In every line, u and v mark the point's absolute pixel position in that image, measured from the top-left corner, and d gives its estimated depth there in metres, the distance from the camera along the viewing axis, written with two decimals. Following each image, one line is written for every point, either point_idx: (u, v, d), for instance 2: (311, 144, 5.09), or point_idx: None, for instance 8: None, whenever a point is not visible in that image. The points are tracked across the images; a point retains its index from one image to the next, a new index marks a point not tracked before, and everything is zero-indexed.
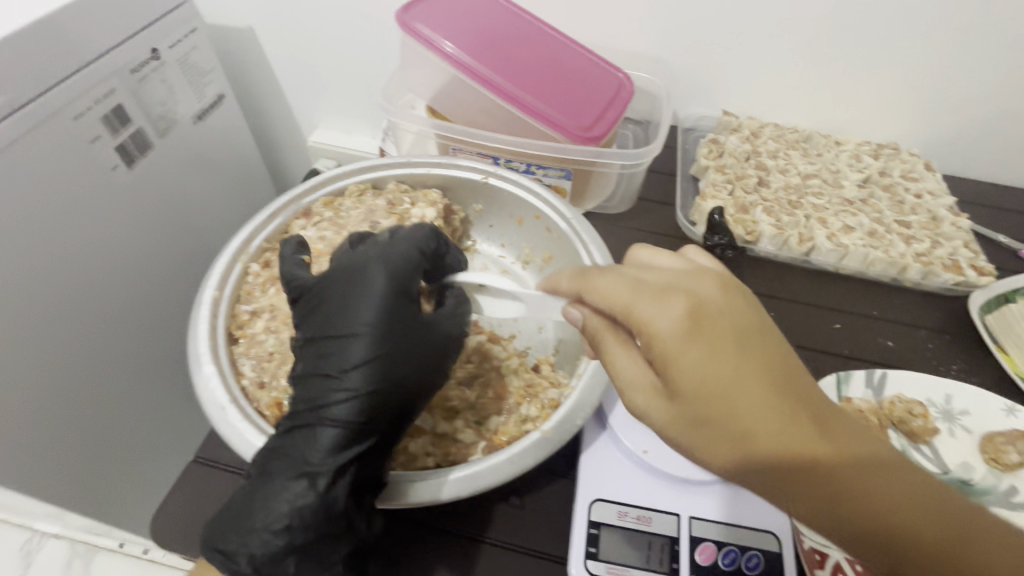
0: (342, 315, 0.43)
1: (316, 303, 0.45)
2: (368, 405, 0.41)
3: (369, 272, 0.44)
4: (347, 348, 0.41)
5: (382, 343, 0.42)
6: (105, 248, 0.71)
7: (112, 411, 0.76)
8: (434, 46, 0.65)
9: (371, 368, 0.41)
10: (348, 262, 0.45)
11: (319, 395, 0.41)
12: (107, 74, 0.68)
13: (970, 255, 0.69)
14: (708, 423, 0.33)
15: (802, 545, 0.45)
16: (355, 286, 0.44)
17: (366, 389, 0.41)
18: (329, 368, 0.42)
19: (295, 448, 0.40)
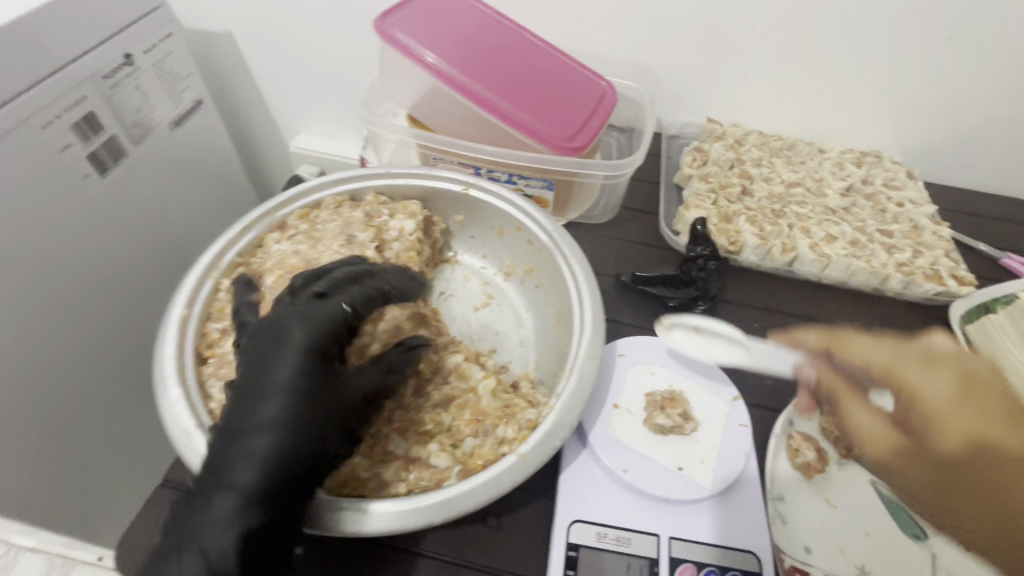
0: (264, 362, 0.40)
1: (252, 337, 0.43)
2: (282, 445, 0.38)
3: (297, 318, 0.42)
4: (255, 410, 0.39)
5: (291, 393, 0.39)
6: (77, 261, 0.69)
7: (85, 429, 0.74)
8: (414, 56, 0.64)
9: (287, 419, 0.39)
10: (267, 323, 0.43)
11: (234, 427, 0.39)
12: (78, 81, 0.66)
13: (951, 265, 0.69)
14: (954, 474, 0.33)
15: (783, 564, 0.45)
16: (275, 336, 0.41)
17: (280, 431, 0.38)
18: (235, 431, 0.39)
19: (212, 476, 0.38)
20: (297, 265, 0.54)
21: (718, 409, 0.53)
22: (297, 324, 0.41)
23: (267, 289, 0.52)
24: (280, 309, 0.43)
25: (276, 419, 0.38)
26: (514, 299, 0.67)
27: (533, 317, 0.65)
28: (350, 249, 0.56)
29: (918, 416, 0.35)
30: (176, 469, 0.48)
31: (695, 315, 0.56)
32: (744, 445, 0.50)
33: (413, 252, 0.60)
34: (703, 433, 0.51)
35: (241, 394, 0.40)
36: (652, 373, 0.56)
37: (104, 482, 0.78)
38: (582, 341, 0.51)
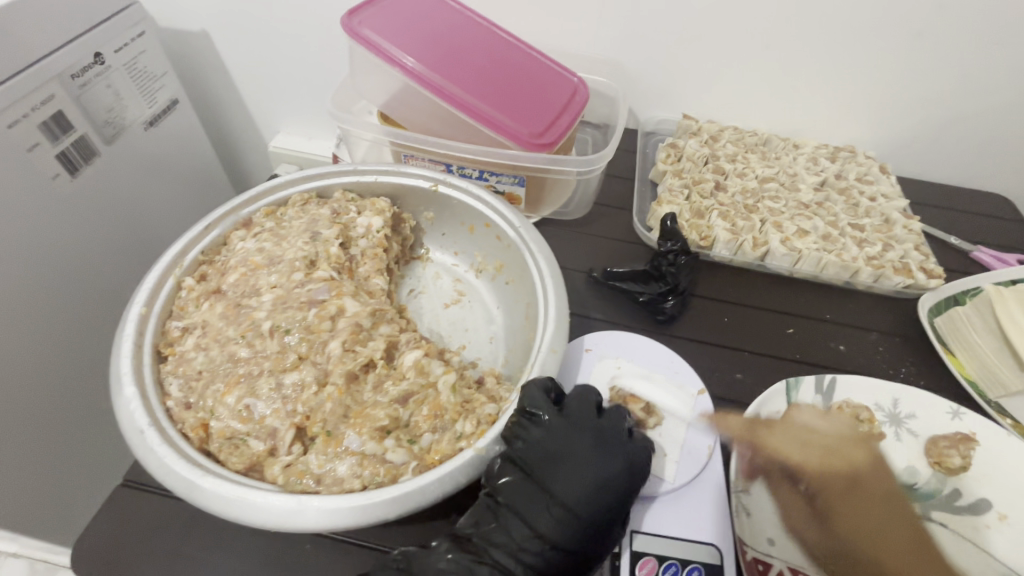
0: (589, 471, 0.43)
1: (552, 441, 0.45)
2: (580, 549, 0.41)
3: (613, 442, 0.45)
4: (565, 492, 0.42)
5: (607, 507, 0.42)
6: (51, 264, 0.68)
7: (56, 433, 0.72)
8: (383, 53, 0.63)
9: (594, 530, 0.42)
10: (585, 415, 0.47)
11: (538, 523, 0.42)
12: (45, 79, 0.64)
13: (920, 258, 0.69)
14: (863, 551, 0.47)
15: (745, 555, 0.45)
16: (624, 446, 0.45)
17: (581, 536, 0.41)
18: (540, 502, 0.42)
19: (502, 555, 0.41)
20: (260, 262, 0.54)
21: (683, 404, 0.55)
22: (623, 444, 0.46)
23: (230, 287, 0.53)
24: (570, 419, 0.46)
25: (585, 527, 0.41)
26: (485, 295, 0.68)
27: (504, 313, 0.65)
28: (314, 246, 0.56)
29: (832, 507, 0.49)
30: (136, 468, 0.48)
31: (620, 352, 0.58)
32: (707, 439, 0.52)
33: (380, 249, 0.60)
34: (664, 426, 0.53)
35: (537, 489, 0.43)
36: (618, 368, 0.57)
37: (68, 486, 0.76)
38: (545, 336, 0.52)
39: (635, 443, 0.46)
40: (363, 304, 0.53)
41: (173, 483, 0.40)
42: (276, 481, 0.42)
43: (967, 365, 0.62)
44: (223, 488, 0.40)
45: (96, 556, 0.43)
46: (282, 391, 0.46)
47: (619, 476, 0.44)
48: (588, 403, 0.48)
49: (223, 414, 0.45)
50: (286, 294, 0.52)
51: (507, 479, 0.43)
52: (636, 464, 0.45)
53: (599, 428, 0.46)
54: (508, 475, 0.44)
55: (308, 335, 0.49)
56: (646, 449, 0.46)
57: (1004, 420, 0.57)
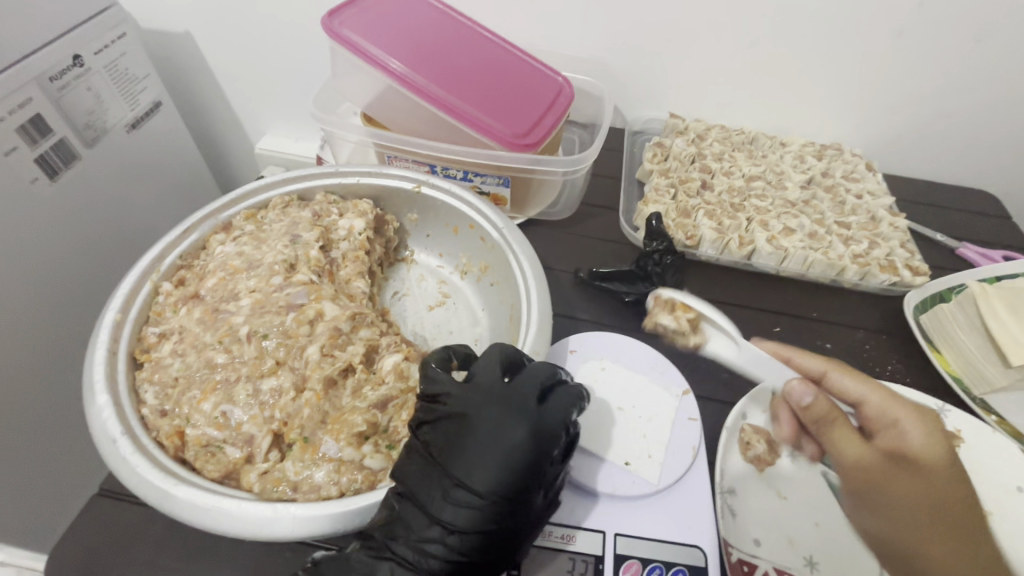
0: (488, 444, 0.39)
1: (453, 417, 0.42)
2: (484, 531, 0.38)
3: (518, 410, 0.41)
4: (462, 470, 0.39)
5: (509, 482, 0.38)
6: (30, 271, 0.67)
7: (33, 442, 0.71)
8: (364, 54, 0.62)
9: (500, 508, 0.38)
10: (488, 384, 0.43)
11: (437, 508, 0.38)
12: (23, 82, 0.63)
13: (906, 256, 0.69)
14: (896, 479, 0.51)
15: (730, 557, 0.46)
16: (528, 413, 0.41)
17: (482, 517, 0.38)
18: (439, 485, 0.39)
19: (404, 548, 0.38)
20: (239, 266, 0.54)
21: (670, 405, 0.54)
22: (530, 410, 0.41)
23: (208, 292, 0.53)
24: (472, 391, 0.42)
25: (488, 506, 0.38)
26: (470, 297, 0.67)
27: (488, 315, 0.65)
28: (294, 249, 0.56)
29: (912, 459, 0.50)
30: (111, 477, 0.47)
31: (598, 355, 0.57)
32: (692, 440, 0.52)
33: (362, 251, 0.60)
34: (649, 428, 0.52)
35: (439, 472, 0.40)
36: (602, 369, 0.56)
37: (46, 495, 0.74)
38: (528, 339, 0.52)
39: (546, 408, 0.42)
40: (343, 308, 0.52)
41: (146, 492, 0.40)
42: (252, 489, 0.42)
43: (952, 361, 0.62)
44: (196, 497, 0.39)
45: (68, 566, 0.42)
46: (259, 397, 0.46)
47: (522, 447, 0.39)
48: (494, 372, 0.44)
49: (199, 421, 0.45)
50: (265, 298, 0.52)
51: (411, 468, 0.41)
52: (544, 431, 0.40)
53: (504, 397, 0.42)
54: (414, 462, 0.41)
55: (286, 340, 0.49)
56: (559, 414, 0.42)
57: (989, 417, 0.57)
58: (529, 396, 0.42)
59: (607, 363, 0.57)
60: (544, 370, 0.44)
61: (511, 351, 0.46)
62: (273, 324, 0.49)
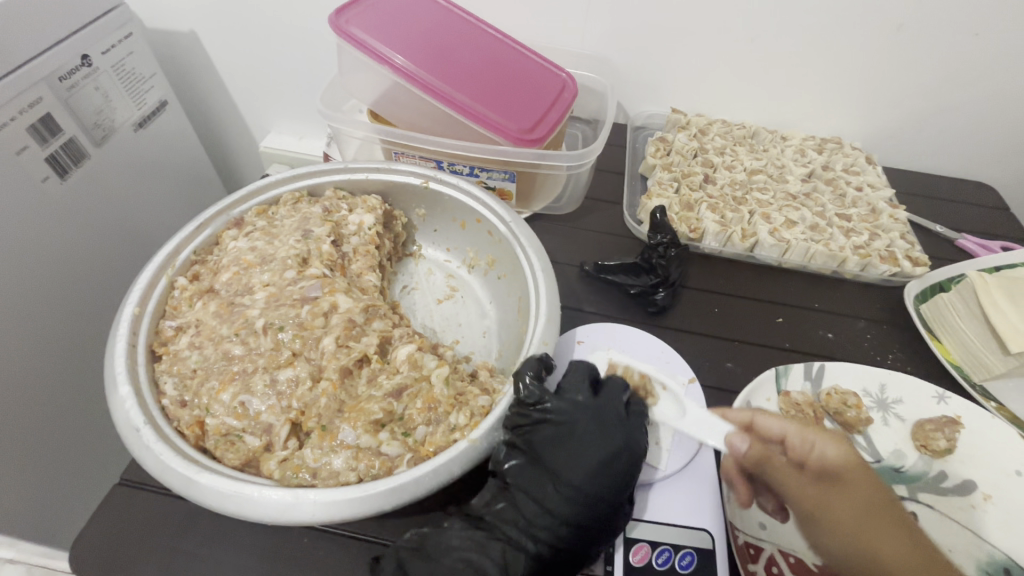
0: (594, 455, 0.45)
1: (553, 423, 0.46)
2: (589, 523, 0.43)
3: (615, 423, 0.47)
4: (574, 476, 0.45)
5: (612, 488, 0.44)
6: (44, 267, 0.68)
7: (50, 438, 0.72)
8: (371, 52, 0.63)
9: (604, 506, 0.44)
10: (583, 402, 0.48)
11: (547, 500, 0.44)
12: (33, 82, 0.64)
13: (906, 246, 0.70)
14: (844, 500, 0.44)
15: (737, 540, 0.47)
16: (623, 425, 0.47)
17: (587, 511, 0.44)
18: (549, 482, 0.45)
19: (513, 531, 0.43)
20: (252, 261, 0.55)
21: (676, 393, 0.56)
22: (623, 422, 0.48)
23: (223, 286, 0.54)
24: (569, 402, 0.48)
25: (593, 508, 0.44)
26: (478, 291, 0.69)
27: (496, 308, 0.66)
28: (306, 244, 0.57)
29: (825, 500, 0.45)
30: (133, 467, 0.48)
31: (598, 347, 0.59)
32: None
33: (372, 246, 0.61)
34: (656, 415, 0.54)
35: (545, 469, 0.45)
36: (610, 359, 0.58)
37: (65, 490, 0.75)
38: (537, 330, 0.53)
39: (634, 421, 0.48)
40: (356, 300, 0.53)
41: (170, 479, 0.41)
42: (272, 476, 0.43)
43: (951, 348, 0.63)
44: (219, 483, 0.40)
45: (93, 553, 0.43)
46: (277, 387, 0.47)
47: (622, 456, 0.46)
48: (583, 385, 0.50)
49: (218, 411, 0.46)
50: (279, 292, 0.53)
51: (514, 462, 0.46)
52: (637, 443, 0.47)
53: (599, 412, 0.48)
54: (515, 458, 0.46)
55: (301, 332, 0.50)
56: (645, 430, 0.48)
57: (989, 403, 0.59)
58: (621, 414, 0.48)
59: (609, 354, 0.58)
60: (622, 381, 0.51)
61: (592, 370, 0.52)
62: (287, 317, 0.50)
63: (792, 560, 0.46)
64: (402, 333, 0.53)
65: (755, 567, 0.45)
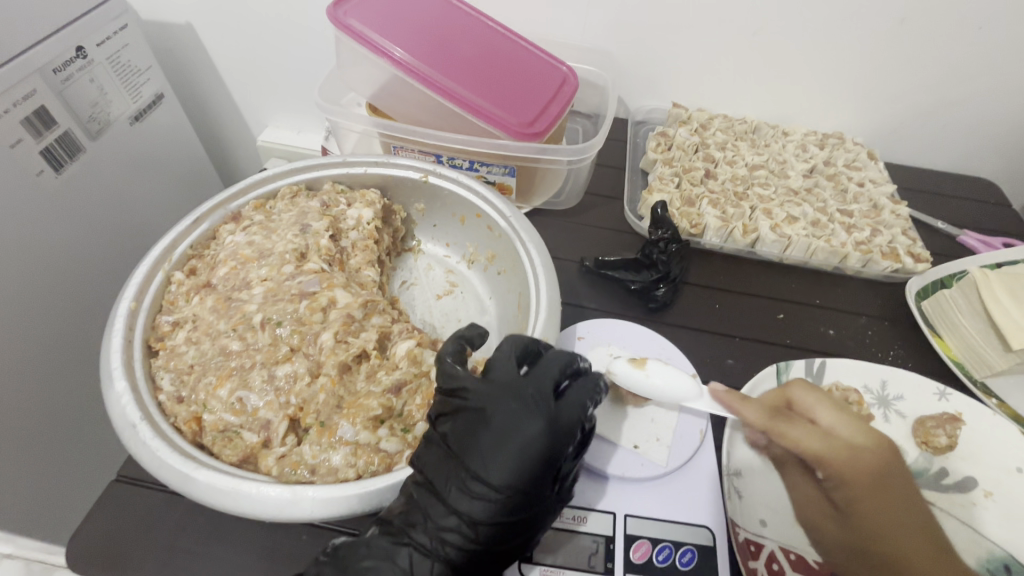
0: (508, 441, 0.40)
1: (469, 409, 0.42)
2: (499, 520, 0.39)
3: (537, 406, 0.42)
4: (486, 467, 0.40)
5: (529, 474, 0.40)
6: (40, 262, 0.68)
7: (47, 433, 0.71)
8: (371, 45, 0.62)
9: (518, 500, 0.39)
10: (504, 381, 0.43)
11: (454, 500, 0.40)
12: (27, 74, 0.63)
13: (908, 242, 0.70)
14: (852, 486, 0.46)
15: (737, 537, 0.46)
16: (545, 410, 0.42)
17: (497, 509, 0.39)
18: (461, 478, 0.40)
19: (423, 535, 0.40)
20: (250, 255, 0.55)
21: None
22: (547, 404, 0.42)
23: (220, 281, 0.53)
24: (488, 384, 0.43)
25: (506, 497, 0.39)
26: (477, 287, 0.68)
27: (496, 303, 0.66)
28: (304, 239, 0.57)
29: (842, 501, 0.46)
30: (130, 463, 0.48)
31: (597, 340, 0.59)
32: (698, 423, 0.53)
33: (371, 240, 0.60)
34: (656, 409, 0.54)
35: (456, 463, 0.41)
36: (610, 354, 0.58)
37: (62, 485, 0.75)
38: (537, 325, 0.53)
39: (562, 403, 0.43)
40: (354, 295, 0.53)
41: (167, 475, 0.41)
42: (270, 472, 0.43)
43: (953, 345, 0.63)
44: (216, 480, 0.40)
45: (90, 550, 0.43)
46: (274, 382, 0.47)
47: (540, 443, 0.40)
48: (511, 366, 0.45)
49: (215, 407, 0.45)
50: (277, 287, 0.52)
51: (428, 456, 0.42)
52: (560, 429, 0.41)
53: (520, 390, 0.43)
54: (432, 451, 0.42)
55: (300, 327, 0.49)
56: (572, 409, 0.42)
57: (989, 400, 0.59)
58: (543, 393, 0.43)
59: (609, 348, 0.58)
60: (563, 358, 0.45)
61: (525, 343, 0.47)
62: (285, 313, 0.50)
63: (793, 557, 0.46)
64: (400, 328, 0.53)
65: (755, 563, 0.45)
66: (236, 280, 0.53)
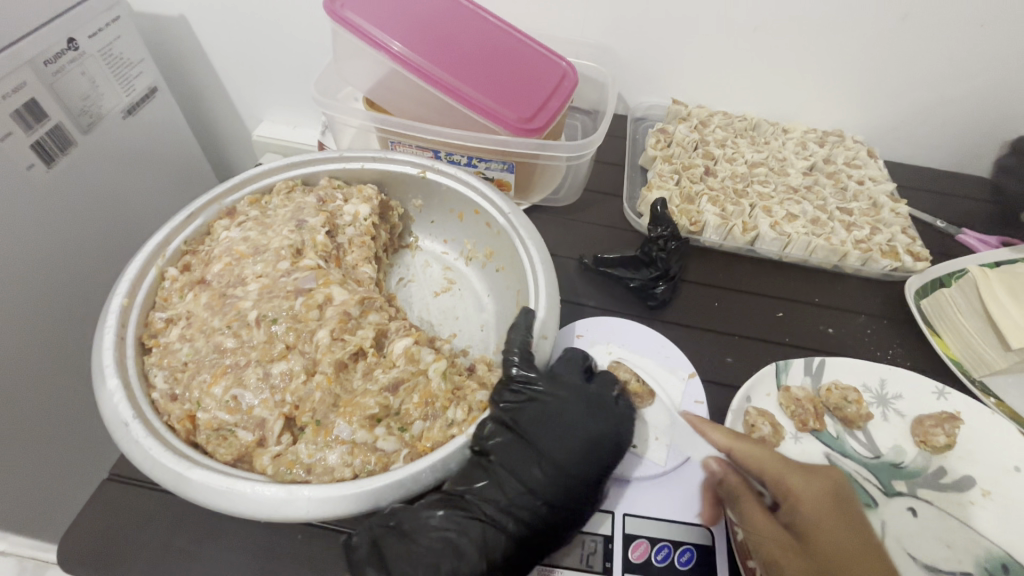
0: (584, 436, 0.46)
1: (543, 402, 0.47)
2: (571, 500, 0.44)
3: (605, 408, 0.48)
4: (564, 456, 0.45)
5: (601, 466, 0.45)
6: (30, 257, 0.66)
7: (37, 429, 0.70)
8: (370, 39, 0.62)
9: (588, 487, 0.45)
10: (575, 383, 0.49)
11: (529, 480, 0.44)
12: (17, 66, 0.62)
13: (907, 241, 0.70)
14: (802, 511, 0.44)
15: (734, 536, 0.45)
16: (613, 411, 0.48)
17: (573, 493, 0.44)
18: (537, 461, 0.45)
19: (495, 511, 0.43)
20: (245, 251, 0.54)
21: (677, 387, 0.55)
22: (611, 405, 0.49)
23: (214, 277, 0.53)
24: (559, 383, 0.48)
25: (579, 483, 0.44)
26: (475, 283, 0.68)
27: (494, 300, 0.65)
28: (300, 234, 0.56)
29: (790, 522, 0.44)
30: (122, 461, 0.47)
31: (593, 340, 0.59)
32: None
33: (368, 237, 0.60)
34: (655, 407, 0.53)
35: (530, 450, 0.45)
36: (609, 354, 0.57)
37: (52, 484, 0.74)
38: (536, 323, 0.52)
39: (621, 405, 0.49)
40: (351, 292, 0.52)
41: (161, 475, 0.40)
42: (266, 472, 0.43)
43: (952, 345, 0.62)
44: (211, 479, 0.40)
45: (80, 551, 0.42)
46: (270, 380, 0.46)
47: (610, 438, 0.47)
48: (575, 372, 0.50)
49: (210, 405, 0.45)
50: (272, 283, 0.52)
51: (498, 440, 0.45)
52: (622, 427, 0.48)
53: (589, 391, 0.49)
54: (501, 436, 0.45)
55: (295, 324, 0.49)
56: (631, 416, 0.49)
57: (988, 399, 0.58)
58: (608, 399, 0.49)
59: (607, 348, 0.58)
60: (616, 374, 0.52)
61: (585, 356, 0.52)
62: (281, 310, 0.49)
63: None
64: (398, 325, 0.52)
65: (753, 563, 0.43)
66: (231, 276, 0.53)
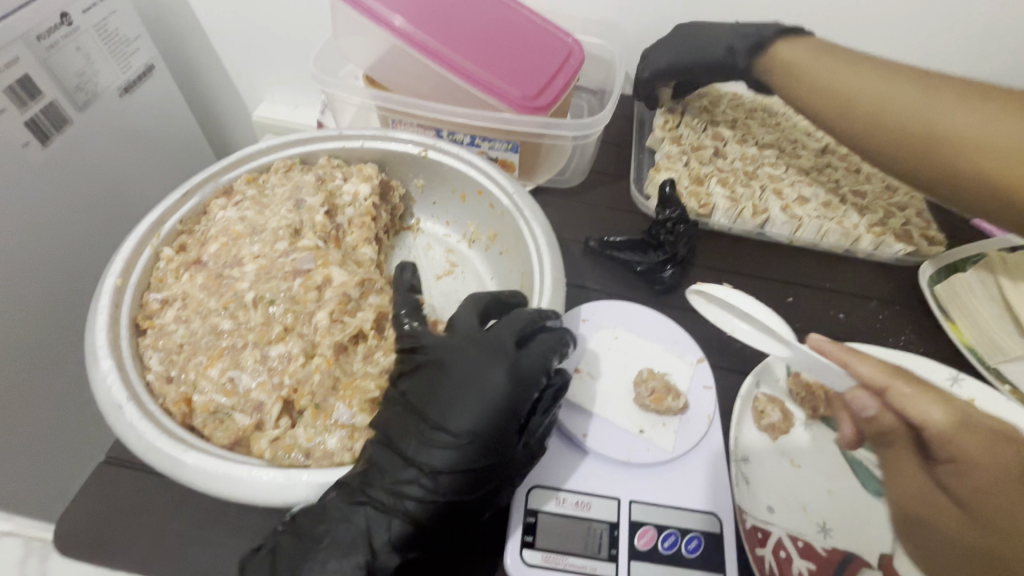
0: (468, 391, 0.41)
1: (431, 363, 0.43)
2: (465, 464, 0.40)
3: (498, 354, 0.43)
4: (449, 418, 0.41)
5: (492, 422, 0.40)
6: (24, 236, 0.65)
7: (33, 411, 0.70)
8: (371, 14, 0.60)
9: (482, 442, 0.40)
10: (467, 335, 0.45)
11: (415, 452, 0.40)
12: (8, 40, 0.60)
13: (921, 225, 0.68)
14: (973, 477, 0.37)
15: (744, 523, 0.45)
16: (507, 357, 0.43)
17: (465, 456, 0.40)
18: (423, 429, 0.41)
19: (380, 493, 0.40)
20: (242, 231, 0.53)
21: (684, 372, 0.53)
22: (508, 354, 0.43)
23: (211, 258, 0.51)
24: (449, 340, 0.45)
25: (468, 444, 0.40)
26: (478, 266, 0.66)
27: (497, 284, 0.64)
28: (299, 214, 0.55)
29: (969, 494, 0.37)
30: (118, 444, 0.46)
31: (596, 325, 0.56)
32: (707, 408, 0.51)
33: (368, 217, 0.58)
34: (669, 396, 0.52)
35: (417, 416, 0.41)
36: (616, 338, 0.55)
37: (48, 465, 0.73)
38: (541, 302, 0.51)
39: (522, 351, 0.44)
40: (351, 274, 0.51)
41: (155, 458, 0.39)
42: (263, 456, 0.42)
43: (966, 331, 0.61)
44: (207, 463, 0.39)
45: (77, 535, 0.42)
46: (268, 363, 0.45)
47: (501, 390, 0.41)
48: (471, 322, 0.47)
49: (207, 388, 0.44)
50: (270, 264, 0.51)
51: (387, 415, 0.43)
52: (524, 377, 0.43)
53: (482, 341, 0.44)
54: (392, 409, 0.43)
55: (293, 306, 0.48)
56: (535, 359, 0.44)
57: (1002, 386, 0.57)
58: (506, 345, 0.44)
59: (613, 333, 0.56)
60: (523, 317, 0.45)
61: (486, 303, 0.49)
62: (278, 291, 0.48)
63: (801, 544, 0.44)
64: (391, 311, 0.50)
65: (762, 551, 0.44)
66: (227, 256, 0.51)
